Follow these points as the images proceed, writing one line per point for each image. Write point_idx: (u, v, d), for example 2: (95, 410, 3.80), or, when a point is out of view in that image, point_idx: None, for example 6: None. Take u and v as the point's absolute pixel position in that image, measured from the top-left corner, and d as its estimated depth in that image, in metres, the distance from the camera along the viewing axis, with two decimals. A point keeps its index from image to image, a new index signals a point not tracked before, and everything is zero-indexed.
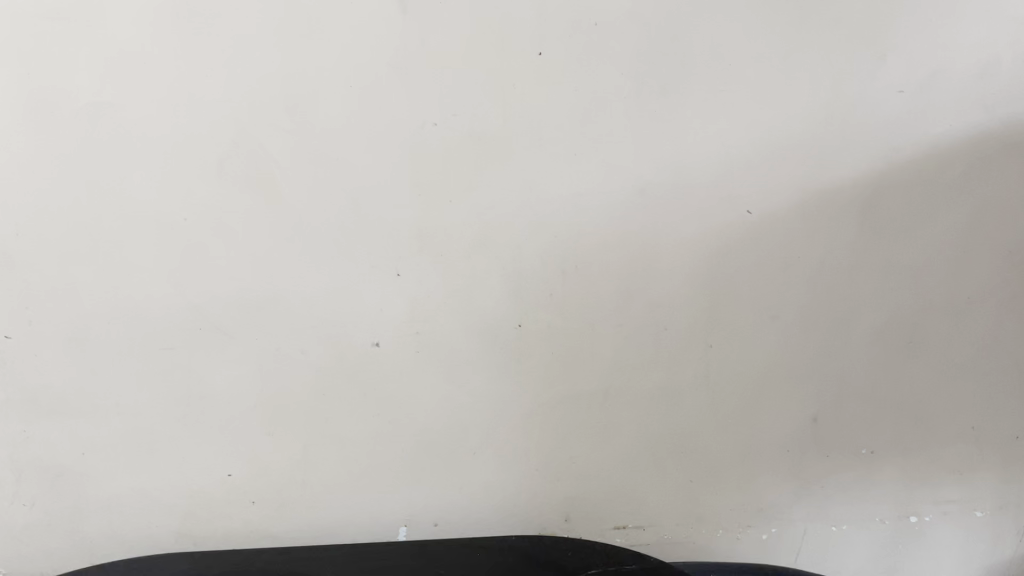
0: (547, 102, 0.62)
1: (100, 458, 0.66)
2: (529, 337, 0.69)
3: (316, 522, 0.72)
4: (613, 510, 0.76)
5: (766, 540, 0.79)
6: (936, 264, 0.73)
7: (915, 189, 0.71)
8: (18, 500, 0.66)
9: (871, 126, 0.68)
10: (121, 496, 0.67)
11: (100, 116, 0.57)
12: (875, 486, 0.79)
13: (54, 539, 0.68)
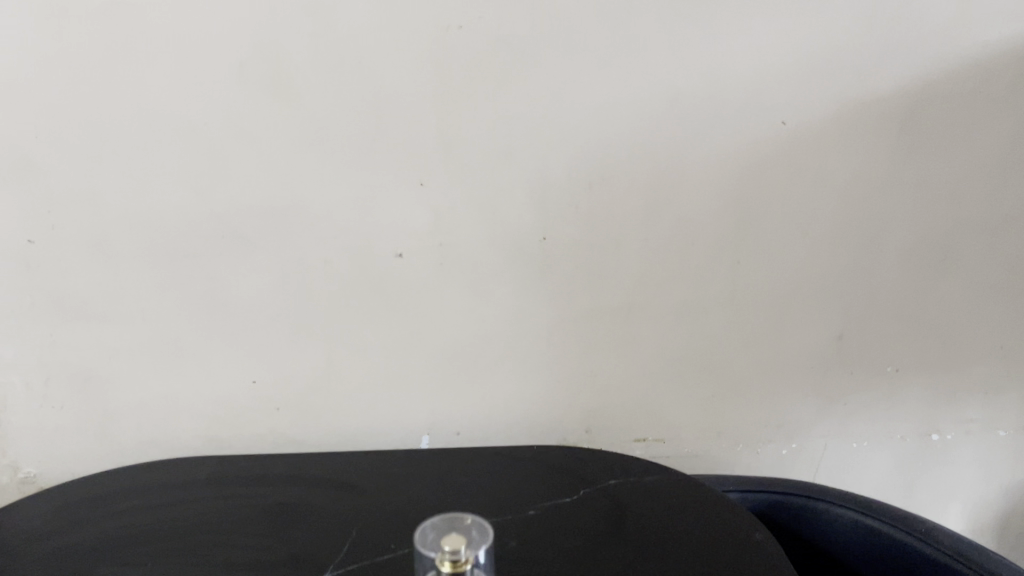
0: (576, 5, 0.60)
1: (128, 362, 0.67)
2: (553, 249, 0.68)
3: (341, 428, 0.73)
4: (633, 423, 0.76)
5: (786, 454, 0.79)
6: (975, 181, 0.71)
7: (959, 102, 0.68)
8: (46, 403, 0.67)
9: (919, 32, 0.64)
10: (150, 400, 0.69)
11: (112, 16, 0.55)
12: (899, 403, 0.78)
13: (83, 441, 0.69)
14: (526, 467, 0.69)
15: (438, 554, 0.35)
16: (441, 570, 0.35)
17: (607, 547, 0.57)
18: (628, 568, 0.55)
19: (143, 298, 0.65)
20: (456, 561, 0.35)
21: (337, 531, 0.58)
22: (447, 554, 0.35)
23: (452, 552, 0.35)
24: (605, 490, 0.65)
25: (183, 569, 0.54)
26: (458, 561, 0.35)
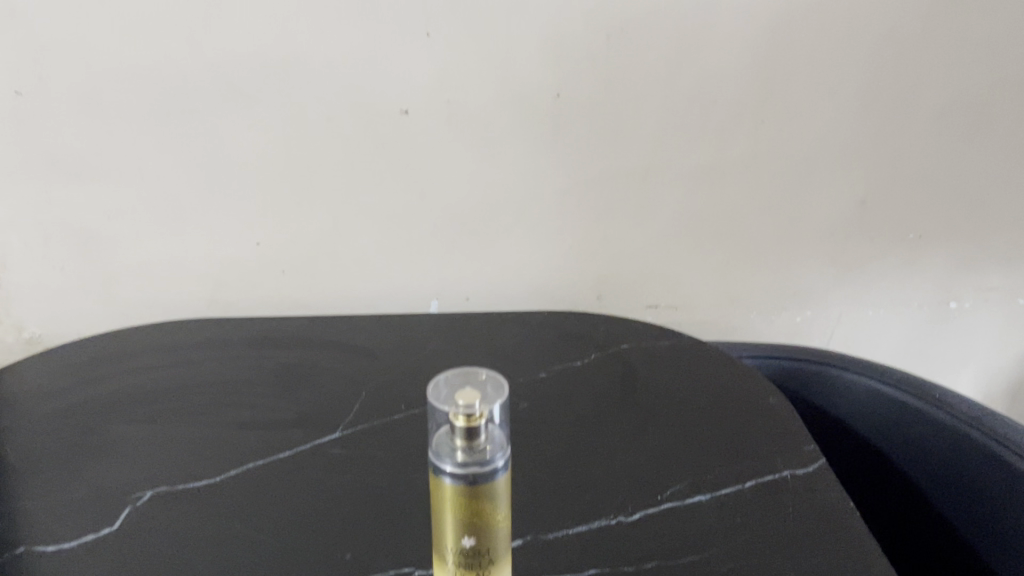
0: None
1: (128, 223, 0.65)
2: (567, 107, 0.65)
3: (349, 292, 0.72)
4: (646, 289, 0.75)
5: (801, 322, 0.78)
6: (1017, 35, 0.66)
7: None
8: (47, 264, 0.66)
9: None
10: (153, 262, 0.67)
11: None
12: (916, 270, 0.76)
13: (87, 303, 0.68)
14: (537, 332, 0.68)
15: (452, 405, 0.33)
16: (453, 421, 0.33)
17: (620, 411, 0.57)
18: (639, 432, 0.55)
19: (138, 156, 0.62)
20: (470, 414, 0.33)
21: (347, 393, 0.58)
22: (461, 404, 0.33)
23: (466, 405, 0.33)
24: (618, 355, 0.64)
25: (194, 426, 0.54)
26: (472, 413, 0.33)
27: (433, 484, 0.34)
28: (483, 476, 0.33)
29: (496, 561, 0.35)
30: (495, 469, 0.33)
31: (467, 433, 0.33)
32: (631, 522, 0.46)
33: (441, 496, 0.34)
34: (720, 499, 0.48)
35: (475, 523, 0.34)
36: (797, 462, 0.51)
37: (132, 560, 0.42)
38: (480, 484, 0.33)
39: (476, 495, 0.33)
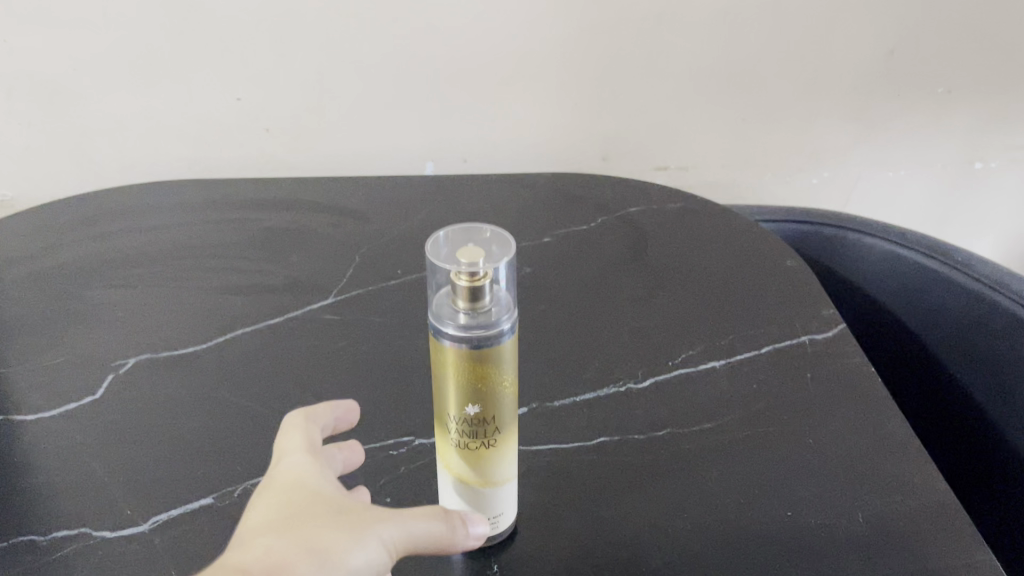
0: None
1: (95, 74, 0.60)
2: None
3: (343, 152, 0.68)
4: (655, 148, 0.71)
5: (817, 185, 0.74)
6: None
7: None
8: (14, 118, 0.62)
9: None
10: (127, 118, 0.63)
11: None
12: (943, 129, 0.71)
13: (62, 162, 0.65)
14: (539, 194, 0.64)
15: (454, 265, 0.29)
16: (454, 284, 0.30)
17: (628, 274, 0.54)
18: (649, 297, 0.52)
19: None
20: (475, 276, 0.29)
21: (339, 256, 0.55)
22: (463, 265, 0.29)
23: (469, 264, 0.29)
24: (626, 218, 0.61)
25: (175, 289, 0.51)
26: (477, 276, 0.29)
27: (433, 348, 0.31)
28: (488, 341, 0.30)
29: (500, 429, 0.33)
30: (501, 333, 0.30)
31: (471, 295, 0.29)
32: (641, 389, 0.44)
33: (443, 362, 0.31)
34: (734, 365, 0.45)
35: (480, 390, 0.31)
36: (816, 327, 0.48)
37: (114, 432, 0.40)
38: (484, 348, 0.30)
39: (480, 361, 0.30)
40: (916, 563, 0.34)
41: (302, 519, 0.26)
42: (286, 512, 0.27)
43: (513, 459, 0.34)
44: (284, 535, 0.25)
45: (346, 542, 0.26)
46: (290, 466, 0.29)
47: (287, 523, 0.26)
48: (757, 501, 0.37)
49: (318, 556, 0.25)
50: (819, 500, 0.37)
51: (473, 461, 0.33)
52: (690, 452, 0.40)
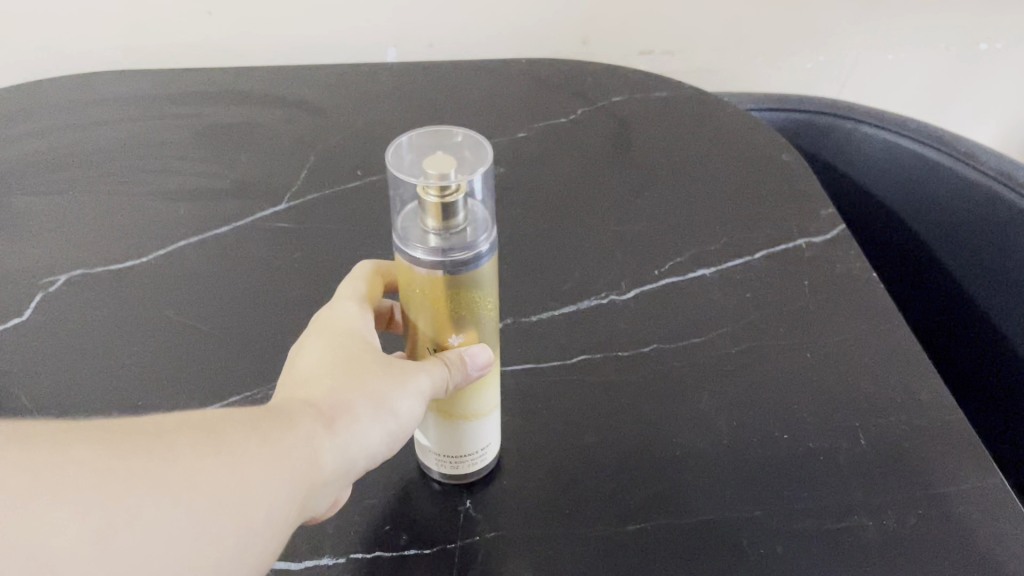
0: None
1: None
2: None
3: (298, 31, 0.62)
4: (639, 30, 0.65)
5: (812, 70, 0.68)
6: None
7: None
8: None
9: None
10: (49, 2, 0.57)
11: None
12: (947, 8, 0.64)
13: None
14: (512, 86, 0.59)
15: (419, 179, 0.25)
16: (421, 200, 0.25)
17: (611, 172, 0.50)
18: (634, 197, 0.48)
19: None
20: (446, 193, 0.24)
21: (293, 155, 0.50)
22: (431, 178, 0.24)
23: (441, 177, 0.24)
24: (608, 110, 0.56)
25: (107, 193, 0.47)
26: (447, 193, 0.24)
27: (399, 272, 0.27)
28: (464, 266, 0.26)
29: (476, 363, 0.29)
30: (479, 256, 0.26)
31: (442, 215, 0.25)
32: (625, 302, 0.41)
33: (409, 288, 0.27)
34: (725, 274, 0.42)
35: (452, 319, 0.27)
36: (813, 230, 0.44)
37: (48, 348, 0.37)
38: (458, 273, 0.26)
39: (455, 286, 0.26)
40: (919, 492, 0.31)
41: (354, 362, 0.27)
42: (339, 353, 0.28)
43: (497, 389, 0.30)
44: (342, 376, 0.27)
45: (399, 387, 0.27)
46: (338, 306, 0.30)
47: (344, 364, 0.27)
48: (750, 423, 0.35)
49: (373, 402, 0.27)
50: (817, 420, 0.34)
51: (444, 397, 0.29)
52: (678, 372, 0.37)
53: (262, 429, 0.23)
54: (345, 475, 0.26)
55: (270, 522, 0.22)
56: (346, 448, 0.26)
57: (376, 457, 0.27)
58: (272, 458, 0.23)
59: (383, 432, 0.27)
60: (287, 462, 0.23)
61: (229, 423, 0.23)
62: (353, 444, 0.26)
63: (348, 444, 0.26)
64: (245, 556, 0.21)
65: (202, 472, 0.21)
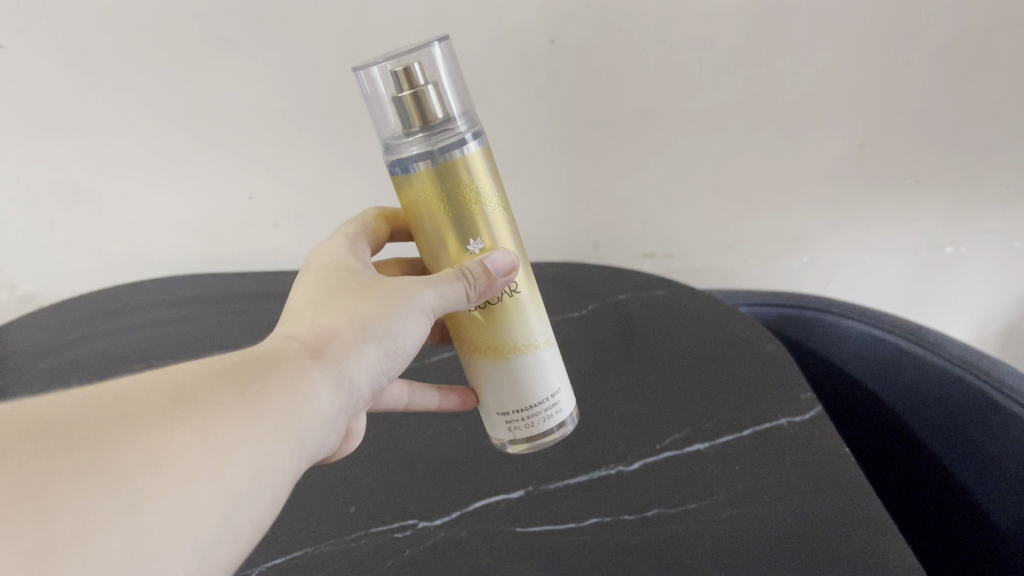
0: None
1: (129, 174, 0.73)
2: (561, 55, 0.63)
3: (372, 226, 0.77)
4: (641, 239, 0.78)
5: (796, 269, 0.78)
6: None
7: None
8: (75, 208, 0.76)
9: None
10: (162, 209, 0.76)
11: None
12: (913, 220, 0.73)
13: (120, 238, 0.79)
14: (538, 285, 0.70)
15: (398, 86, 0.35)
16: (405, 99, 0.35)
17: (620, 360, 0.58)
18: (638, 380, 0.56)
19: (152, 95, 0.66)
20: (415, 87, 0.34)
21: None
22: (404, 78, 0.34)
23: (408, 71, 0.34)
24: (616, 306, 0.65)
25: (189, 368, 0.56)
26: (417, 85, 0.34)
27: (410, 195, 0.36)
28: (455, 156, 0.35)
29: (521, 282, 0.39)
30: (462, 140, 0.35)
31: (420, 108, 0.35)
32: (629, 472, 0.47)
33: (424, 204, 0.36)
34: (717, 447, 0.48)
35: (472, 225, 0.37)
36: (792, 410, 0.50)
37: None
38: (453, 160, 0.35)
39: (455, 185, 0.36)
40: None
41: (342, 300, 0.37)
42: (331, 295, 0.38)
43: (544, 321, 0.41)
44: (329, 311, 0.37)
45: (383, 312, 0.37)
46: (342, 262, 0.41)
47: (330, 302, 0.37)
48: None
49: (357, 328, 0.36)
50: None
51: (509, 330, 0.40)
52: (675, 535, 0.42)
53: (233, 391, 0.30)
54: (336, 409, 0.35)
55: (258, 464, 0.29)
56: (332, 385, 0.34)
57: (372, 371, 0.37)
58: (249, 415, 0.30)
59: (371, 362, 0.36)
60: (264, 421, 0.30)
61: (197, 383, 0.29)
62: (336, 371, 0.34)
63: (330, 375, 0.34)
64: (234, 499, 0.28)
65: (178, 437, 0.27)
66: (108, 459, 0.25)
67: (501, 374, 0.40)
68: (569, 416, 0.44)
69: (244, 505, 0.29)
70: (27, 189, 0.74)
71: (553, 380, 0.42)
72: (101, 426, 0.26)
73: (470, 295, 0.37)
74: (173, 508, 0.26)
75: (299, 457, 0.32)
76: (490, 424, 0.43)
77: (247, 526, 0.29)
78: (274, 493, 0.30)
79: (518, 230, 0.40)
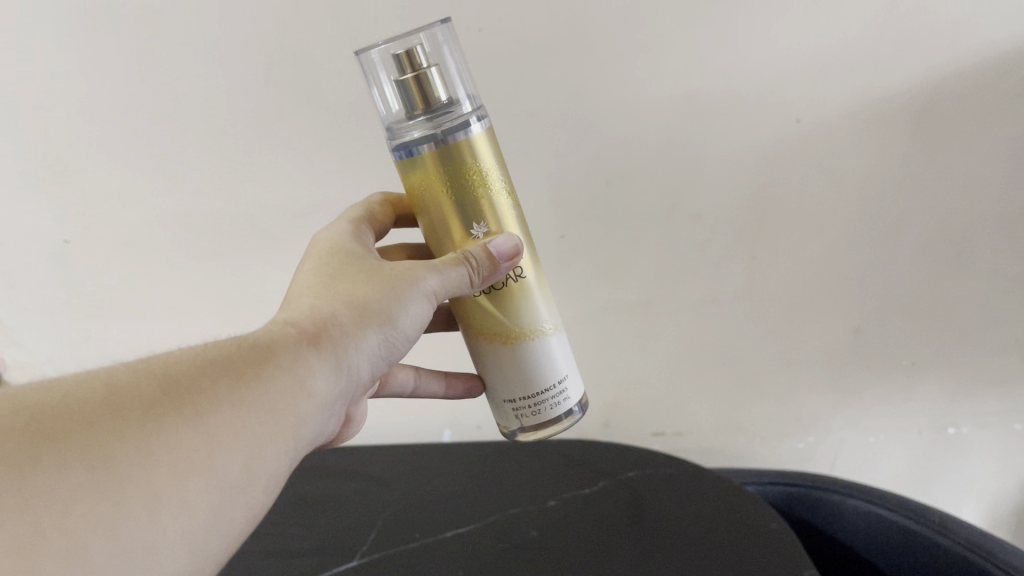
0: (579, 16, 0.57)
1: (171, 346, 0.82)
2: (571, 247, 0.70)
3: (402, 411, 0.87)
4: (649, 420, 0.82)
5: (803, 449, 0.80)
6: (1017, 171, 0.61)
7: (997, 90, 0.57)
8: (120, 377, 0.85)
9: (943, 24, 0.54)
10: None
11: (101, 61, 0.62)
12: (913, 402, 0.75)
13: None
14: (550, 464, 0.73)
15: (402, 69, 0.41)
16: (408, 79, 0.41)
17: (628, 536, 0.60)
18: (645, 555, 0.57)
19: (207, 279, 0.76)
20: (418, 72, 0.41)
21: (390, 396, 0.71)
22: (409, 63, 0.41)
23: (410, 54, 0.41)
24: (623, 483, 0.68)
25: None
26: (419, 69, 0.41)
27: (419, 176, 0.43)
28: (460, 138, 0.42)
29: (526, 267, 0.47)
30: (463, 123, 0.42)
31: (423, 88, 0.42)
32: None
33: (431, 186, 0.43)
34: None
35: (478, 207, 0.44)
36: None
37: None
38: (455, 142, 0.42)
39: (459, 168, 0.42)
40: None
41: (347, 283, 0.45)
42: (337, 278, 0.45)
43: (550, 309, 0.48)
44: (330, 295, 0.44)
45: (390, 298, 0.44)
46: (346, 249, 0.48)
47: (335, 287, 0.45)
48: None
49: (359, 314, 0.43)
50: None
51: (517, 313, 0.47)
52: None
53: (226, 384, 0.36)
54: (332, 393, 0.42)
55: (246, 454, 0.36)
56: (329, 369, 0.41)
57: (375, 350, 0.44)
58: (238, 407, 0.36)
59: (372, 343, 0.44)
60: (254, 414, 0.37)
61: (192, 379, 0.36)
62: (332, 353, 0.42)
63: (329, 359, 0.41)
64: (226, 483, 0.35)
65: (172, 428, 0.33)
66: (107, 452, 0.32)
67: (512, 357, 0.47)
68: (578, 407, 0.50)
69: (237, 489, 0.36)
70: (79, 362, 0.84)
71: (560, 368, 0.48)
72: (103, 420, 0.32)
73: (474, 280, 0.43)
74: (166, 493, 0.32)
75: (298, 438, 0.39)
76: (502, 414, 0.49)
77: (242, 511, 0.36)
78: (268, 478, 0.37)
79: (521, 214, 0.47)
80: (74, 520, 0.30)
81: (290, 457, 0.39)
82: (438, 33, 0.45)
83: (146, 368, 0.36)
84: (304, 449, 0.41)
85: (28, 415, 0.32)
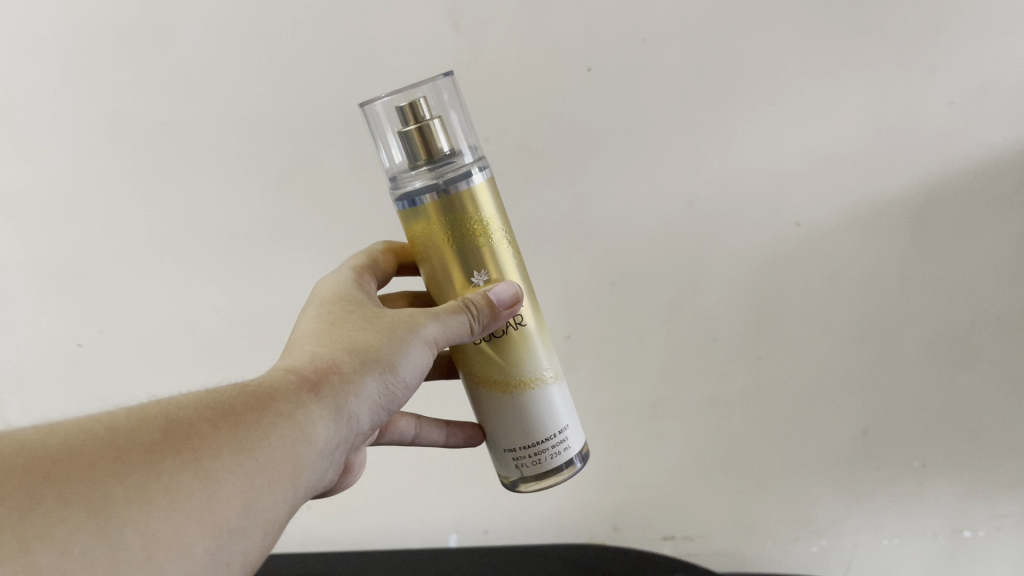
0: (583, 126, 0.60)
1: None
2: (579, 344, 0.71)
3: (409, 514, 0.85)
4: (660, 522, 0.80)
5: (815, 553, 0.78)
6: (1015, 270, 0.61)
7: (990, 191, 0.58)
8: None
9: (933, 132, 0.56)
10: None
11: (117, 167, 0.64)
12: (925, 504, 0.73)
13: None
14: None
15: (408, 122, 0.43)
16: (414, 131, 0.43)
17: None
18: None
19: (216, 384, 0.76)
20: (423, 124, 0.43)
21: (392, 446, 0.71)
22: (416, 114, 0.43)
23: (415, 105, 0.43)
24: None
25: None
26: (423, 120, 0.43)
27: (421, 224, 0.44)
28: (463, 187, 0.43)
29: (527, 315, 0.47)
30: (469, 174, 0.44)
31: (426, 139, 0.43)
32: None
33: (433, 234, 0.44)
34: None
35: (479, 256, 0.45)
36: None
37: None
38: (459, 191, 0.43)
39: (461, 216, 0.43)
40: None
41: (348, 330, 0.45)
42: (337, 325, 0.46)
43: (551, 357, 0.48)
44: (330, 341, 0.44)
45: (390, 346, 0.44)
46: (349, 293, 0.49)
47: (335, 332, 0.45)
48: None
49: (360, 360, 0.43)
50: None
51: (518, 362, 0.47)
52: None
53: (223, 430, 0.36)
54: (335, 441, 0.41)
55: (243, 498, 0.35)
56: (332, 414, 0.41)
57: (377, 399, 0.44)
58: (234, 451, 0.36)
59: (373, 392, 0.44)
60: (249, 460, 0.36)
61: (190, 426, 0.36)
62: (333, 401, 0.41)
63: (331, 405, 0.41)
64: (223, 527, 0.34)
65: (168, 472, 0.33)
66: (106, 495, 0.32)
67: (513, 405, 0.47)
68: (579, 456, 0.49)
69: (235, 535, 0.35)
70: None
71: (561, 418, 0.48)
72: (102, 466, 0.33)
73: (475, 328, 0.44)
74: (163, 534, 0.32)
75: (298, 485, 0.39)
76: (503, 463, 0.49)
77: (242, 561, 0.35)
78: (268, 528, 0.37)
79: (523, 263, 0.47)
80: (74, 560, 0.30)
81: (290, 506, 0.39)
82: (439, 87, 0.47)
83: (148, 415, 0.36)
84: (305, 499, 0.41)
85: (30, 466, 0.32)
